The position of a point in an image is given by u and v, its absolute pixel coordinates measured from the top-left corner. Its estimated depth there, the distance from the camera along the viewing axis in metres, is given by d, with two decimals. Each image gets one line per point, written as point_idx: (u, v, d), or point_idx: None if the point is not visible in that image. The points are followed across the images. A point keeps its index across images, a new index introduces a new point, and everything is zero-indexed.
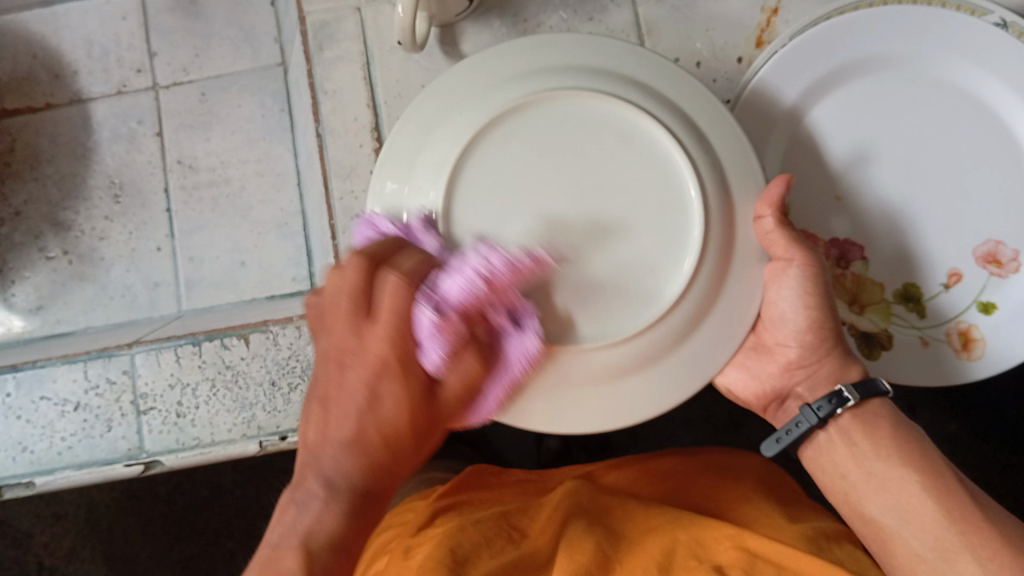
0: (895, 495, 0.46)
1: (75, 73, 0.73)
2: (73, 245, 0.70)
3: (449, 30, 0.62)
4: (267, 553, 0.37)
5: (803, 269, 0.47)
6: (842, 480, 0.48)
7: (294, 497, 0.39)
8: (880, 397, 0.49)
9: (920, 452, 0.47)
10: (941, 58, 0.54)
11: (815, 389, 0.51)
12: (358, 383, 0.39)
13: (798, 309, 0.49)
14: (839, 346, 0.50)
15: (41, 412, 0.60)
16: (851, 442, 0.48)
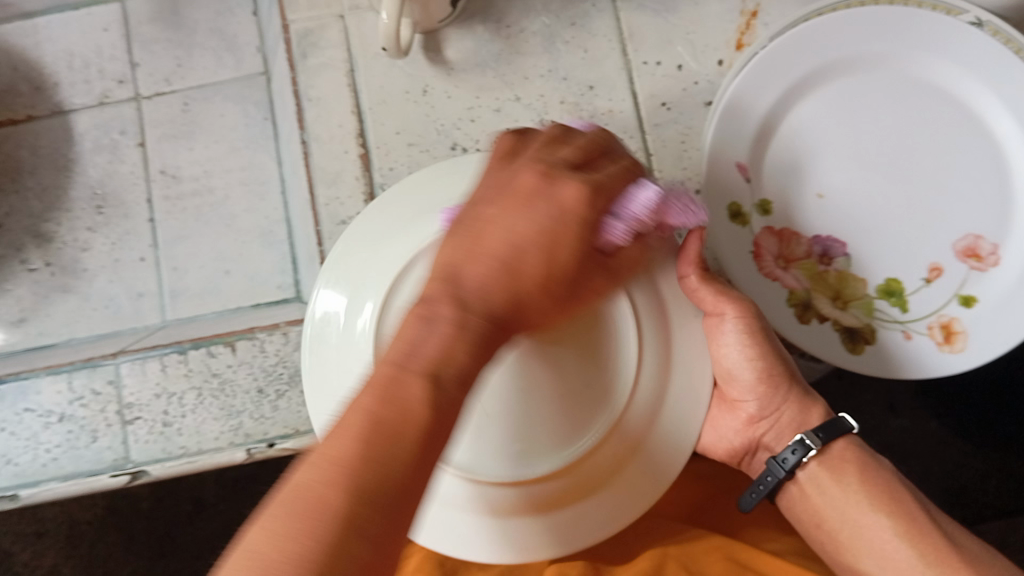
0: (872, 542, 0.46)
1: (56, 84, 0.72)
2: (55, 256, 0.69)
3: (432, 36, 0.62)
4: (388, 372, 0.35)
5: (739, 319, 0.48)
6: (818, 527, 0.48)
7: (428, 310, 0.37)
8: (845, 437, 0.49)
9: (890, 496, 0.46)
10: (917, 57, 0.56)
11: (781, 436, 0.50)
12: (515, 227, 0.39)
13: (744, 360, 0.49)
14: (795, 388, 0.50)
15: (25, 423, 0.59)
16: (822, 490, 0.47)
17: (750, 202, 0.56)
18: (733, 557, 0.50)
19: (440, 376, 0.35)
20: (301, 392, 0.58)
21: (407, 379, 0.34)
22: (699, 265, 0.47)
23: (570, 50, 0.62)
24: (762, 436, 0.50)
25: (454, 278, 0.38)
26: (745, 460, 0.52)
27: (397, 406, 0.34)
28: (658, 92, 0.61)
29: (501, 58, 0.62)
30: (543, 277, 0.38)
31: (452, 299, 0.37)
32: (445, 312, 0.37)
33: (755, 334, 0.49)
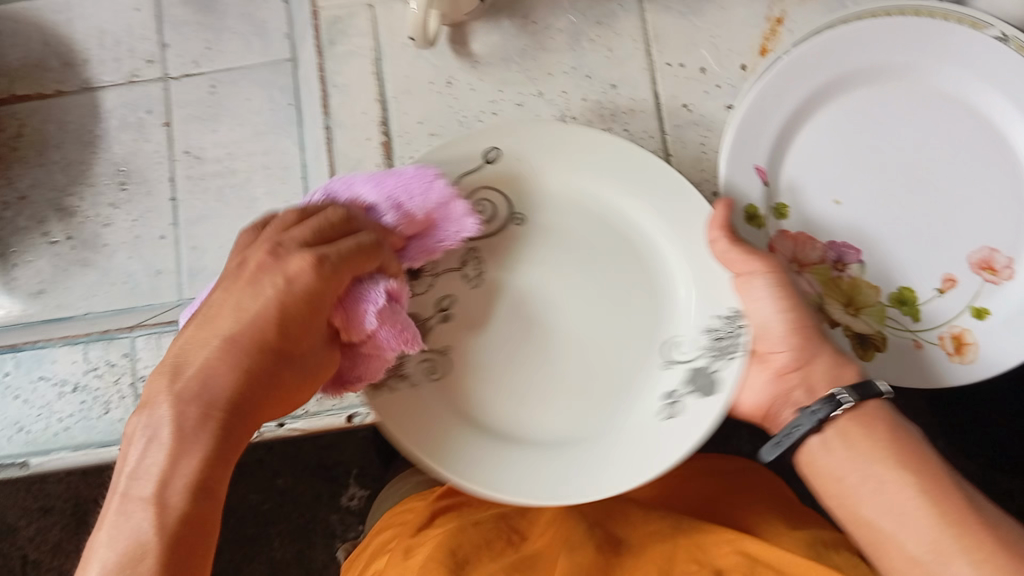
0: (892, 497, 0.46)
1: (86, 61, 0.73)
2: (77, 230, 0.70)
3: (460, 29, 0.63)
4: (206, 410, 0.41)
5: (770, 277, 0.50)
6: (837, 482, 0.48)
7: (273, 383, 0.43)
8: (875, 400, 0.49)
9: (914, 456, 0.47)
10: (940, 69, 0.56)
11: (811, 392, 0.51)
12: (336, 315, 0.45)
13: (776, 314, 0.51)
14: (826, 345, 0.52)
15: (39, 392, 0.60)
16: (849, 443, 0.48)
17: (768, 204, 0.56)
18: (744, 551, 0.51)
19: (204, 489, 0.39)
20: None
21: (191, 434, 0.40)
22: (727, 229, 0.51)
23: (594, 49, 0.62)
24: (794, 391, 0.52)
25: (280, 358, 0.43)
26: (772, 411, 0.54)
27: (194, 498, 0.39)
28: (679, 94, 0.61)
29: (526, 54, 0.62)
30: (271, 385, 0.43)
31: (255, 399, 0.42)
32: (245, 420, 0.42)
33: (785, 288, 0.51)
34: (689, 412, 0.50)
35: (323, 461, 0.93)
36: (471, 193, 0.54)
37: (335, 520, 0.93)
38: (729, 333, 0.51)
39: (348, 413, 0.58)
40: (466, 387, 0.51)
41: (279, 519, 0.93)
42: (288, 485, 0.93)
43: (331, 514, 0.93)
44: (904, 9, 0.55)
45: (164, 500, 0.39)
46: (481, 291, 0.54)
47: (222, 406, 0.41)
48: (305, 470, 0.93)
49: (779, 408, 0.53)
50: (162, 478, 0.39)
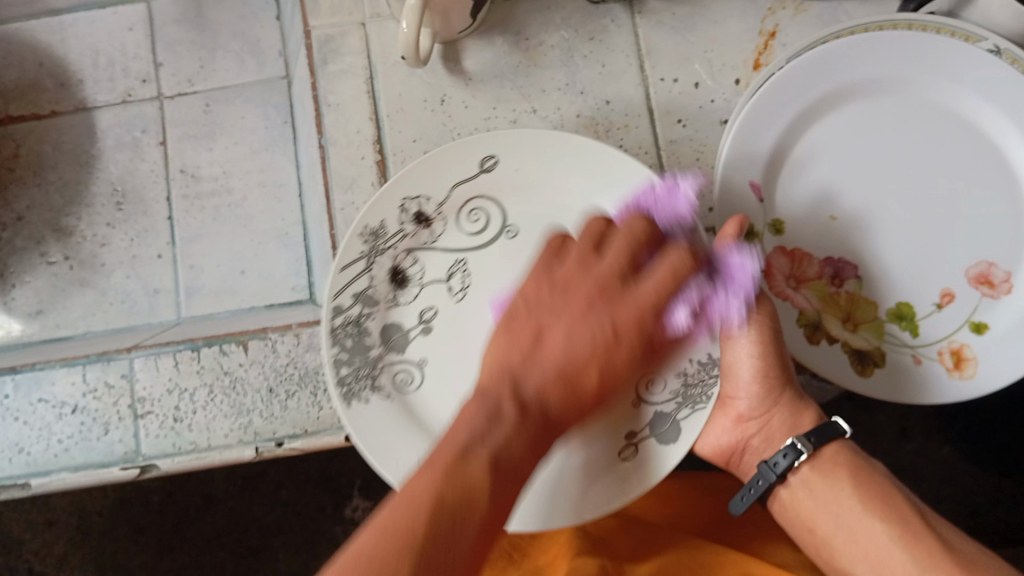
0: (865, 547, 0.47)
1: (81, 81, 0.74)
2: (74, 250, 0.70)
3: (452, 46, 0.63)
4: (450, 454, 0.42)
5: (753, 320, 0.50)
6: (812, 532, 0.50)
7: (487, 409, 0.45)
8: (838, 442, 0.51)
9: (884, 501, 0.48)
10: (933, 82, 0.56)
11: (769, 439, 0.53)
12: (573, 338, 0.49)
13: (750, 357, 0.52)
14: (788, 392, 0.53)
15: (38, 414, 0.60)
16: (814, 493, 0.49)
17: (763, 221, 0.56)
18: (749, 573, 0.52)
19: (498, 462, 0.42)
20: (311, 393, 0.59)
21: (503, 416, 0.45)
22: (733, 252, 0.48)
23: (587, 64, 0.62)
24: (752, 437, 0.54)
25: (515, 380, 0.47)
26: (734, 458, 0.56)
27: (458, 487, 0.40)
28: (673, 109, 0.61)
29: (519, 70, 0.62)
30: (489, 468, 0.42)
31: (515, 402, 0.46)
32: (506, 411, 0.45)
33: (764, 337, 0.51)
34: (642, 459, 0.50)
35: (326, 473, 0.93)
36: (463, 203, 0.54)
37: (340, 532, 0.93)
38: (700, 382, 0.50)
39: (346, 432, 0.58)
40: (427, 409, 0.52)
41: (282, 532, 0.93)
42: (291, 496, 0.93)
43: (335, 525, 0.93)
44: (895, 23, 0.55)
45: (476, 460, 0.42)
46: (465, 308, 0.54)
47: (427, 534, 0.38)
48: (308, 481, 0.93)
49: (740, 455, 0.55)
50: (493, 450, 0.43)
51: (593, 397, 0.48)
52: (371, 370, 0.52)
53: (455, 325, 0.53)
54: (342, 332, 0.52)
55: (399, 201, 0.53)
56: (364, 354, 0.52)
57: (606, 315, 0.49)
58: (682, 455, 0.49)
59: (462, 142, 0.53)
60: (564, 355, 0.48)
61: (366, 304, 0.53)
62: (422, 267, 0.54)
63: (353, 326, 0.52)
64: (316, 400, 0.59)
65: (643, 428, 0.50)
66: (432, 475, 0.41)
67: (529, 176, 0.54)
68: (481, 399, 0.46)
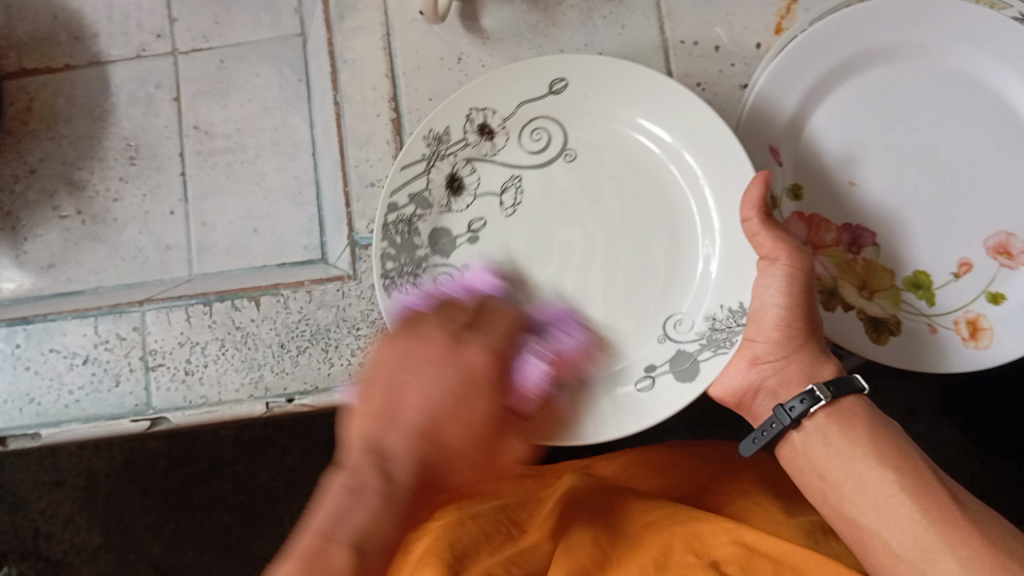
0: (874, 494, 0.46)
1: (96, 35, 0.73)
2: (86, 204, 0.70)
3: (470, 4, 0.62)
4: (317, 543, 0.42)
5: (790, 270, 0.50)
6: (821, 479, 0.49)
7: (353, 485, 0.45)
8: (855, 396, 0.50)
9: (897, 453, 0.47)
10: (959, 48, 0.55)
11: (785, 384, 0.52)
12: (440, 398, 0.50)
13: (776, 305, 0.51)
14: (811, 342, 0.52)
15: (50, 364, 0.60)
16: (828, 440, 0.49)
17: (782, 185, 0.56)
18: (742, 541, 0.52)
19: (363, 547, 0.43)
20: (322, 349, 0.59)
21: (368, 490, 0.45)
22: (762, 211, 0.50)
23: (607, 25, 0.62)
24: (765, 379, 0.53)
25: (376, 450, 0.48)
26: (746, 399, 0.55)
27: (325, 572, 0.41)
28: (692, 72, 0.61)
29: (537, 30, 0.62)
30: (385, 491, 0.45)
31: (380, 471, 0.46)
32: (371, 485, 0.45)
33: (798, 289, 0.50)
34: (659, 391, 0.52)
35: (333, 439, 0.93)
36: (528, 121, 0.55)
37: None
38: (727, 328, 0.52)
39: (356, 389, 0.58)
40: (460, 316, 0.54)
41: (287, 496, 0.93)
42: (297, 461, 0.93)
43: None
44: None
45: (338, 541, 0.42)
46: (512, 223, 0.55)
47: (339, 535, 0.43)
48: (315, 448, 0.93)
49: (752, 398, 0.55)
50: (356, 530, 0.43)
51: (463, 452, 0.49)
52: (413, 269, 0.54)
53: (500, 238, 0.55)
54: (393, 228, 0.53)
55: (465, 110, 0.54)
56: (410, 251, 0.54)
57: (466, 370, 0.51)
58: (698, 394, 0.51)
59: (536, 61, 0.53)
60: (424, 408, 0.50)
61: (419, 206, 0.54)
62: (478, 178, 0.55)
63: (404, 224, 0.53)
64: (327, 356, 0.59)
65: (663, 363, 0.52)
66: (300, 568, 0.41)
67: (596, 108, 0.55)
68: (346, 476, 0.46)
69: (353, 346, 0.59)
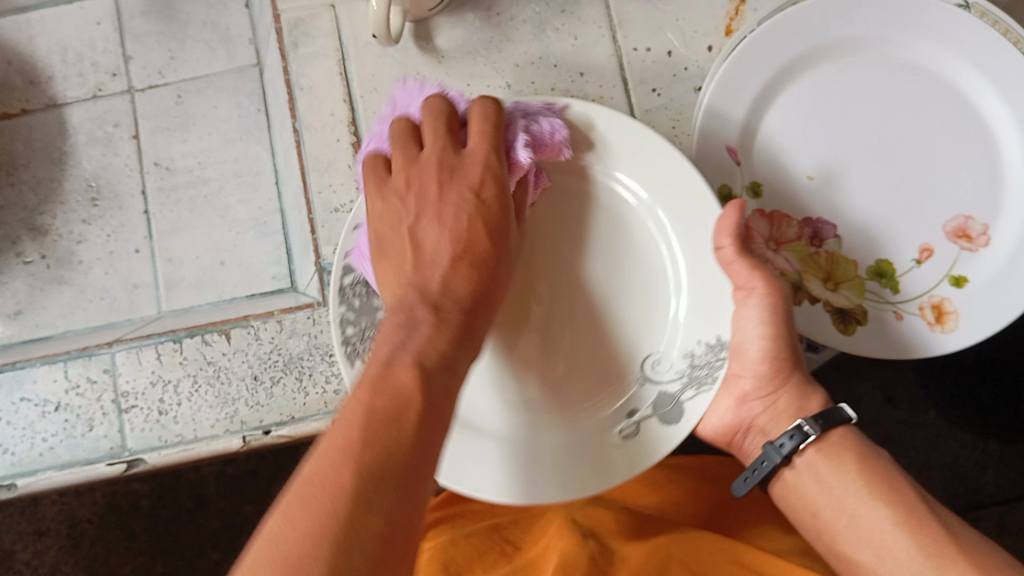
0: (868, 533, 0.47)
1: (50, 78, 0.73)
2: (50, 248, 0.69)
3: (423, 25, 0.62)
4: (378, 370, 0.42)
5: (767, 300, 0.51)
6: (813, 516, 0.50)
7: (403, 318, 0.45)
8: (843, 427, 0.51)
9: (890, 486, 0.48)
10: (904, 39, 0.56)
11: (776, 420, 0.53)
12: (446, 209, 0.49)
13: (760, 337, 0.52)
14: (796, 373, 0.53)
15: (22, 413, 0.60)
16: (819, 478, 0.50)
17: (741, 184, 0.56)
18: (741, 560, 0.53)
19: (423, 365, 0.42)
20: (297, 378, 0.59)
21: (420, 320, 0.45)
22: (737, 235, 0.49)
23: (560, 37, 0.62)
24: (756, 417, 0.54)
25: (434, 304, 0.46)
26: (736, 438, 0.56)
27: (391, 397, 0.39)
28: (647, 78, 0.61)
29: (492, 45, 0.62)
30: (418, 405, 0.40)
31: (428, 305, 0.46)
32: (423, 318, 0.45)
33: (776, 317, 0.51)
34: (644, 438, 0.50)
35: None
36: None
37: None
38: (707, 364, 0.51)
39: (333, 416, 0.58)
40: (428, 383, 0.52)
41: None
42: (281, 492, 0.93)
43: None
44: None
45: (399, 366, 0.42)
46: None
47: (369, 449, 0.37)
48: None
49: (744, 436, 0.56)
50: (416, 352, 0.43)
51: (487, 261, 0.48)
52: (375, 332, 0.51)
53: None
54: (350, 291, 0.52)
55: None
56: (370, 315, 0.52)
57: (470, 189, 0.48)
58: (688, 433, 0.50)
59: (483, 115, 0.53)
60: (452, 235, 0.48)
61: None
62: None
63: (362, 286, 0.52)
64: (301, 385, 0.59)
65: (645, 408, 0.51)
66: (353, 425, 0.38)
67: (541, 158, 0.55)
68: (396, 312, 0.46)
69: (327, 372, 0.59)
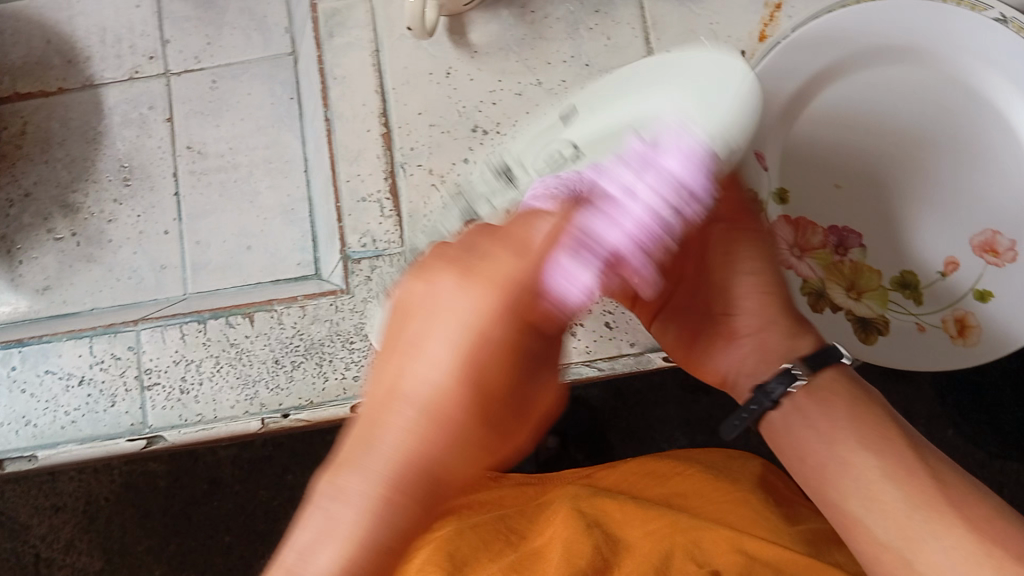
0: (858, 480, 0.45)
1: (88, 58, 0.74)
2: (81, 226, 0.70)
3: (458, 19, 0.63)
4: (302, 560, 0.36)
5: (755, 246, 0.52)
6: (802, 461, 0.48)
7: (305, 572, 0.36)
8: (834, 368, 0.49)
9: (881, 434, 0.46)
10: (940, 50, 0.56)
11: (765, 361, 0.51)
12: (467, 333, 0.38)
13: (756, 290, 0.52)
14: (784, 318, 0.51)
15: (46, 385, 0.61)
16: (809, 420, 0.48)
17: (769, 190, 0.56)
18: (742, 549, 0.53)
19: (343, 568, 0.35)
20: (317, 364, 0.59)
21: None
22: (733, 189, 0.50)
23: (593, 37, 0.62)
24: (744, 359, 0.52)
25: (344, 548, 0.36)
26: (729, 378, 0.54)
27: None
28: None
29: (525, 43, 0.63)
30: None
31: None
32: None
33: (764, 253, 0.52)
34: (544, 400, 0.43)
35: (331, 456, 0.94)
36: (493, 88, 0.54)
37: None
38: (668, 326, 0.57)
39: (352, 403, 0.58)
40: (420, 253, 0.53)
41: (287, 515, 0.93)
42: (297, 479, 0.93)
43: None
44: None
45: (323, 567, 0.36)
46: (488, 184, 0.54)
47: None
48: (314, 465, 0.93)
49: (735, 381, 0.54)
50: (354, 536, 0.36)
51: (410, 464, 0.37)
52: None
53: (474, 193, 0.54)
54: None
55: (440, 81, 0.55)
56: None
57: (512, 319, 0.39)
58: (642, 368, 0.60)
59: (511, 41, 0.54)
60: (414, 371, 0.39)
61: None
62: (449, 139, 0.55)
63: None
64: (322, 370, 0.59)
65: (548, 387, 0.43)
66: None
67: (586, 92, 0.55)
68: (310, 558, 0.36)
69: (347, 360, 0.59)
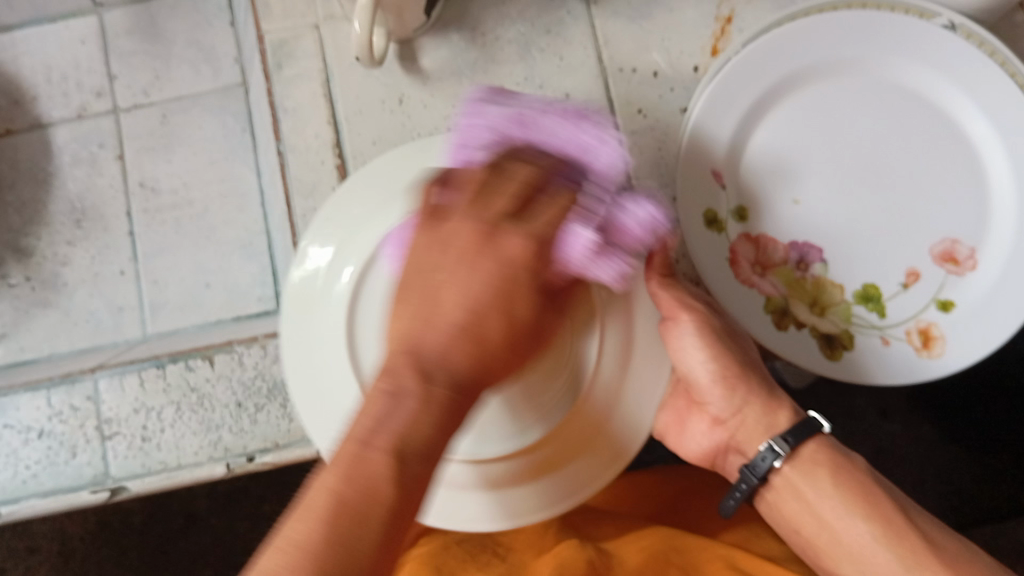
0: (848, 547, 0.46)
1: (35, 98, 0.72)
2: (35, 271, 0.69)
3: (408, 45, 0.62)
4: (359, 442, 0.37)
5: (697, 324, 0.49)
6: (797, 533, 0.48)
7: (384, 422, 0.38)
8: (816, 438, 0.49)
9: (870, 500, 0.47)
10: (890, 60, 0.56)
11: (749, 437, 0.50)
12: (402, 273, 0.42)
13: (704, 363, 0.50)
14: (755, 388, 0.51)
15: (5, 440, 0.59)
16: (799, 496, 0.48)
17: (727, 209, 0.56)
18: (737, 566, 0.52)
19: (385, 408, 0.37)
20: (281, 406, 0.58)
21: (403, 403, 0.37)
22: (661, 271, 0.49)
23: (545, 58, 0.62)
24: (731, 435, 0.51)
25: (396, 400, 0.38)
26: (718, 460, 0.53)
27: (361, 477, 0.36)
28: (634, 98, 0.61)
29: (477, 67, 0.62)
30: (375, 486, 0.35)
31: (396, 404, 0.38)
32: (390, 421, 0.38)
33: (708, 335, 0.50)
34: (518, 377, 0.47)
35: None
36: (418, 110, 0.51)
37: None
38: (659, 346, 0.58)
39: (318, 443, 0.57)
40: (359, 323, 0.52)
41: None
42: (274, 509, 0.92)
43: None
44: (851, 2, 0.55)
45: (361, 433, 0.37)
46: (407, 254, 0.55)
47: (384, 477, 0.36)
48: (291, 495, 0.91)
49: (723, 457, 0.53)
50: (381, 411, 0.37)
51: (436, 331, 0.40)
52: None
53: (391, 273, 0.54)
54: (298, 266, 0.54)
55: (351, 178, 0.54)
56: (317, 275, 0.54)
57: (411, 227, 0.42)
58: None
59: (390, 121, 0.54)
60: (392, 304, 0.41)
61: None
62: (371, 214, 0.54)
63: None
64: (286, 412, 0.58)
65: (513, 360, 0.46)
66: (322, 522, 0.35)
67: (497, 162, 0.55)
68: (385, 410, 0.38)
69: None
